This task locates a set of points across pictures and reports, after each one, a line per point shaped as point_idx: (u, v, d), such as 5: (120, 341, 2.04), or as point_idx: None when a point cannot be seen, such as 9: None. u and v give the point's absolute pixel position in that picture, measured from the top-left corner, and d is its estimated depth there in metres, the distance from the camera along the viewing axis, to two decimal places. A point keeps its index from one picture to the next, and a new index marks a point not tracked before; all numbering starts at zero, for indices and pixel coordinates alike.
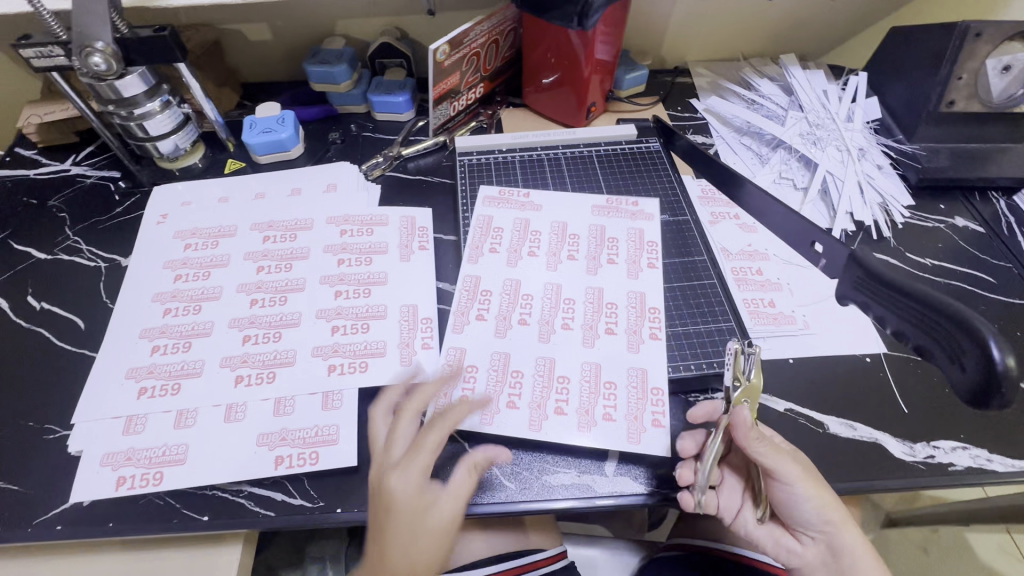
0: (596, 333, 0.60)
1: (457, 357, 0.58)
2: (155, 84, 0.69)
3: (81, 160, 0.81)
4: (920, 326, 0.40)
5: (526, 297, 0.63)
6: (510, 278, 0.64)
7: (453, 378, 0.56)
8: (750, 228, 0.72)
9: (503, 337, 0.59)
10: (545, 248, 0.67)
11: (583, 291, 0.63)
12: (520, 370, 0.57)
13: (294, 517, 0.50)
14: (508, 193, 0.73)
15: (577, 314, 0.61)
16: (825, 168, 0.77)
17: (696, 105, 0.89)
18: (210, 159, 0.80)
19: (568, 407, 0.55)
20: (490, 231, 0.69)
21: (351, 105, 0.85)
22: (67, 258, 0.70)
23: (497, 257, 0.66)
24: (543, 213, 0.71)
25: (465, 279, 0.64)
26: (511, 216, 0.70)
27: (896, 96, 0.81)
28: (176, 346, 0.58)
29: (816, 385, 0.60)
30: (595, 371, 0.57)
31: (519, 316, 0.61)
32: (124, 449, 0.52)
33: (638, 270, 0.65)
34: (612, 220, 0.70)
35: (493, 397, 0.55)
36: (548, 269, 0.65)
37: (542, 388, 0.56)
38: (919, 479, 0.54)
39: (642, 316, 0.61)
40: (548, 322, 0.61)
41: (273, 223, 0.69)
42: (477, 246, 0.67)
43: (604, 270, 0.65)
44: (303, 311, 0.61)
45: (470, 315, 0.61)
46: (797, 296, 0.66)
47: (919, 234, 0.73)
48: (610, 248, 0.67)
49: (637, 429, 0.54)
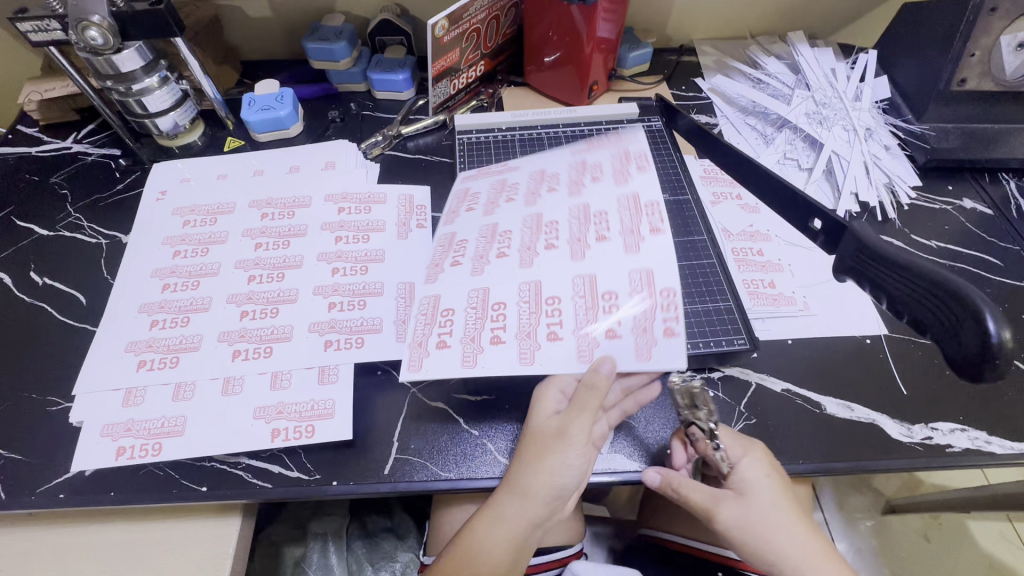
0: (587, 245, 0.55)
1: (431, 307, 0.52)
2: (153, 59, 0.69)
3: (83, 138, 0.81)
4: (919, 298, 0.39)
5: (503, 234, 0.57)
6: (485, 224, 0.58)
7: (430, 332, 0.51)
8: (752, 209, 0.71)
9: (482, 275, 0.54)
10: (521, 191, 0.61)
11: (567, 212, 0.58)
12: (504, 302, 0.52)
13: (292, 488, 0.51)
14: (487, 167, 0.67)
15: (561, 233, 0.56)
16: (830, 148, 0.76)
17: (701, 84, 0.87)
18: (210, 137, 0.80)
19: (562, 330, 0.50)
20: (462, 200, 0.62)
21: (351, 84, 0.84)
22: (69, 235, 0.70)
23: (472, 214, 0.60)
24: (520, 169, 0.64)
25: (439, 239, 0.59)
26: (487, 180, 0.64)
27: (906, 75, 0.79)
28: (174, 321, 0.58)
29: (816, 366, 0.59)
30: (589, 284, 0.52)
31: (497, 250, 0.56)
32: (124, 421, 0.53)
33: (625, 177, 0.60)
34: (594, 151, 0.64)
35: (476, 337, 0.50)
36: (525, 206, 0.59)
37: (530, 314, 0.51)
38: (915, 461, 0.53)
39: (639, 215, 0.56)
40: (530, 248, 0.56)
41: (272, 200, 0.69)
42: (453, 213, 0.61)
43: (589, 189, 0.60)
44: (300, 287, 0.61)
45: (444, 265, 0.56)
46: (799, 277, 0.65)
47: (926, 216, 0.72)
48: (591, 171, 0.62)
49: (647, 342, 0.49)
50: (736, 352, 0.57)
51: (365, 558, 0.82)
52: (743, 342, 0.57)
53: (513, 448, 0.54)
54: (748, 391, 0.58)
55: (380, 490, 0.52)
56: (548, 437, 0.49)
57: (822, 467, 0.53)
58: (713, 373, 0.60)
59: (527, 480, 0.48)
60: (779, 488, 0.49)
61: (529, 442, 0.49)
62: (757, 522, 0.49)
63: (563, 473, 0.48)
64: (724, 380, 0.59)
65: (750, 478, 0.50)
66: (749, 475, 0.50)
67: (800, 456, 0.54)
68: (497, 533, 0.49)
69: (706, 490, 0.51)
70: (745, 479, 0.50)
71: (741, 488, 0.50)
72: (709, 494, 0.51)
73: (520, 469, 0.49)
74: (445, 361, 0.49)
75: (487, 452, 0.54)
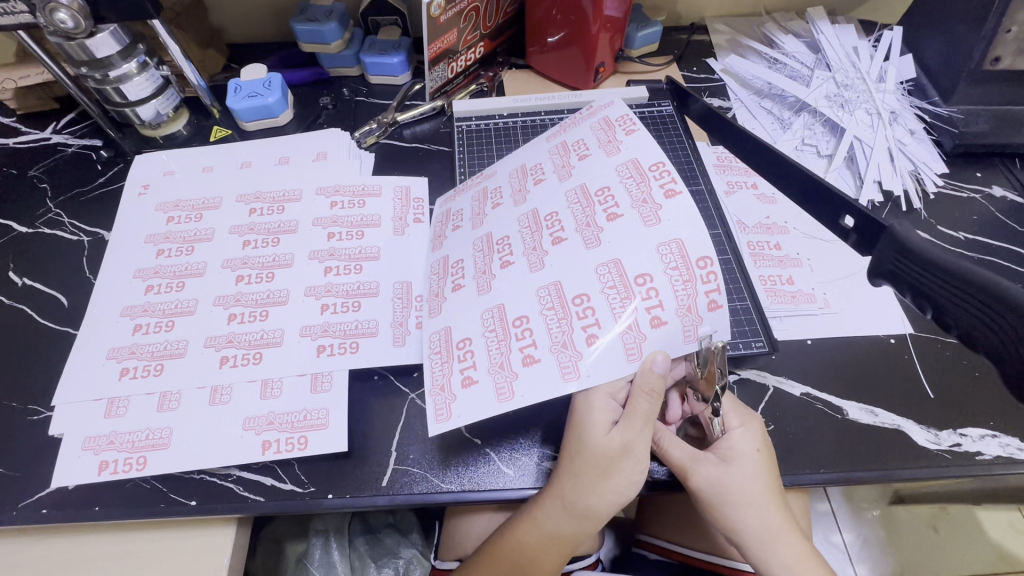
0: (597, 228, 0.48)
1: (445, 339, 0.50)
2: (129, 43, 0.64)
3: (62, 129, 0.77)
4: (969, 311, 0.37)
5: (501, 242, 0.52)
6: (478, 238, 0.54)
7: (450, 368, 0.48)
8: (770, 200, 0.67)
9: (489, 292, 0.50)
10: (508, 193, 0.56)
11: (563, 199, 0.51)
12: (525, 315, 0.48)
13: (284, 502, 0.49)
14: (463, 185, 0.62)
15: (565, 222, 0.50)
16: (852, 133, 0.71)
17: (714, 65, 0.82)
18: (195, 126, 0.76)
19: (600, 331, 0.45)
20: (447, 221, 0.60)
21: (343, 68, 0.79)
22: (49, 232, 0.67)
23: (461, 231, 0.57)
24: (498, 174, 0.59)
25: (433, 265, 0.57)
26: (466, 196, 0.60)
27: (934, 53, 0.74)
28: (158, 325, 0.55)
29: (837, 369, 0.56)
30: (617, 270, 0.46)
31: (499, 261, 0.51)
32: (106, 433, 0.50)
33: (617, 147, 0.51)
34: (572, 130, 0.56)
35: (505, 364, 0.47)
36: (516, 207, 0.54)
37: (559, 323, 0.46)
38: (943, 469, 0.51)
39: (645, 180, 0.48)
40: (536, 247, 0.50)
41: (260, 195, 0.65)
42: (439, 235, 0.59)
43: (580, 168, 0.52)
44: (291, 288, 0.58)
45: (445, 292, 0.53)
46: (819, 273, 0.62)
47: (953, 206, 0.68)
48: (576, 148, 0.54)
49: (693, 322, 0.45)
50: (753, 355, 0.54)
51: (366, 552, 0.78)
52: (761, 345, 0.54)
53: (517, 456, 0.52)
54: (765, 396, 0.55)
55: (377, 504, 0.49)
56: (612, 457, 0.46)
57: (844, 477, 0.50)
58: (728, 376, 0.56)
59: (589, 500, 0.47)
60: (764, 465, 0.48)
61: (589, 461, 0.46)
62: (732, 491, 0.48)
63: (626, 489, 0.47)
64: (739, 383, 0.56)
65: (739, 449, 0.48)
66: (738, 444, 0.49)
67: (819, 465, 0.51)
68: (545, 548, 0.49)
69: (688, 449, 0.49)
70: (733, 448, 0.49)
71: (726, 455, 0.49)
72: (689, 452, 0.49)
73: (578, 488, 0.47)
74: (474, 399, 0.46)
75: (491, 461, 0.51)
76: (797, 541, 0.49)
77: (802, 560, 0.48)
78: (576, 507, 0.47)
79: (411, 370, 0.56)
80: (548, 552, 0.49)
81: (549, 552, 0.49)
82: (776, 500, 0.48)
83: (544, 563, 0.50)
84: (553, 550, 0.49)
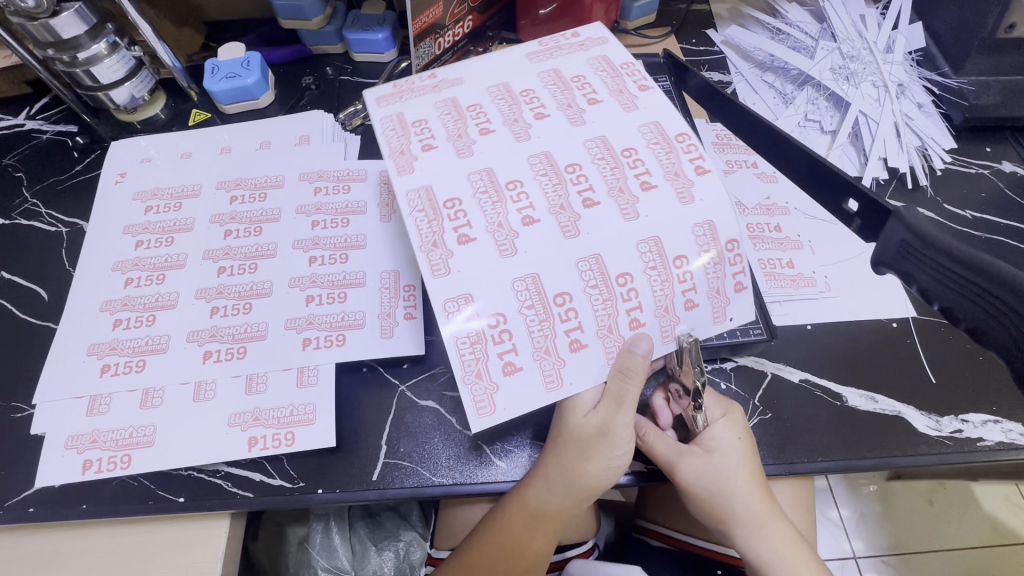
0: (631, 197, 0.43)
1: (466, 308, 0.41)
2: (96, 22, 0.61)
3: (35, 114, 0.73)
4: (978, 305, 0.35)
5: (512, 186, 0.44)
6: (475, 172, 0.44)
7: (481, 355, 0.41)
8: (770, 179, 0.65)
9: (513, 253, 0.42)
10: (499, 118, 0.47)
11: (582, 149, 0.45)
12: (567, 292, 0.42)
13: (273, 497, 0.48)
14: (404, 84, 0.51)
15: (592, 180, 0.44)
16: (857, 108, 0.69)
17: (713, 36, 0.78)
18: (173, 110, 0.73)
19: (643, 315, 0.43)
20: (408, 129, 0.47)
21: (326, 45, 0.76)
22: (25, 223, 0.65)
23: (440, 154, 0.45)
24: (466, 84, 0.50)
25: (411, 199, 0.43)
26: (428, 102, 0.48)
27: (946, 21, 0.70)
28: (139, 320, 0.54)
29: (838, 355, 0.55)
30: (658, 250, 0.43)
31: (517, 214, 0.43)
32: (89, 431, 0.49)
33: (633, 101, 0.47)
34: (563, 59, 0.51)
35: (551, 349, 0.42)
36: (518, 142, 0.45)
37: (603, 306, 0.42)
38: (943, 455, 0.50)
39: (672, 151, 0.45)
40: (563, 206, 0.43)
41: (241, 181, 0.63)
42: (402, 152, 0.45)
43: (593, 114, 0.47)
44: (275, 279, 0.56)
45: (449, 243, 0.42)
46: (819, 255, 0.60)
47: (961, 183, 0.66)
48: (580, 86, 0.49)
49: (721, 303, 0.45)
50: (751, 343, 0.52)
51: (367, 536, 0.72)
52: (758, 333, 0.52)
53: (510, 450, 0.51)
54: (763, 384, 0.53)
55: (369, 498, 0.48)
56: (590, 438, 0.46)
57: (843, 465, 0.49)
58: (725, 363, 0.55)
59: (577, 487, 0.47)
60: (746, 452, 0.48)
61: (571, 443, 0.46)
62: (720, 481, 0.47)
63: (606, 474, 0.47)
64: (736, 372, 0.54)
65: (720, 438, 0.48)
66: (730, 437, 0.48)
67: (817, 454, 0.50)
68: (535, 535, 0.49)
69: (672, 443, 0.49)
70: (732, 433, 0.48)
71: (708, 446, 0.48)
72: (673, 447, 0.48)
73: (565, 472, 0.47)
74: (521, 387, 0.42)
75: (483, 454, 0.51)
76: (787, 528, 0.49)
77: (791, 550, 0.48)
78: (572, 496, 0.47)
79: (400, 362, 0.55)
80: (537, 537, 0.49)
81: (535, 539, 0.49)
82: (766, 491, 0.48)
83: (533, 551, 0.50)
84: (542, 536, 0.49)
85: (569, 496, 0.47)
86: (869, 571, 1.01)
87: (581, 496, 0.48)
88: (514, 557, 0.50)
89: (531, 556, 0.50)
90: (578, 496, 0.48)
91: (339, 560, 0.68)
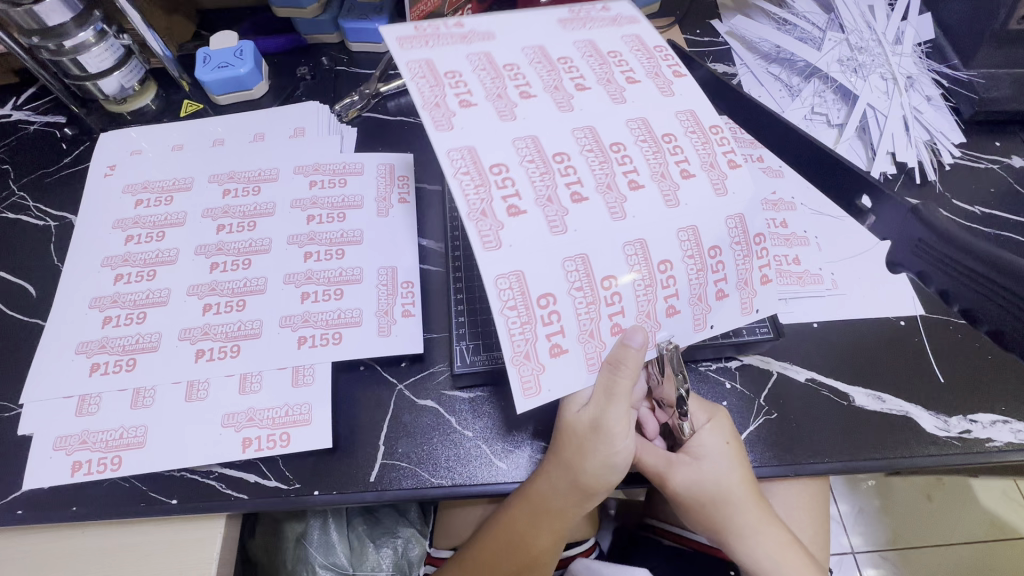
0: (673, 182, 0.42)
1: (518, 286, 0.38)
2: (83, 10, 0.60)
3: (22, 104, 0.71)
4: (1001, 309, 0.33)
5: (559, 159, 0.42)
6: (520, 139, 0.42)
7: (530, 336, 0.39)
8: (776, 173, 0.63)
9: (563, 232, 0.40)
10: (539, 83, 0.45)
11: (626, 130, 0.44)
12: (613, 274, 0.40)
13: (268, 500, 0.47)
14: (427, 26, 0.47)
15: (637, 163, 0.42)
16: (866, 101, 0.67)
17: (718, 27, 0.76)
18: (164, 100, 0.71)
19: (680, 302, 0.42)
20: (439, 80, 0.43)
21: (321, 34, 0.74)
22: (12, 217, 0.63)
23: (480, 112, 0.42)
24: (499, 41, 0.47)
25: (453, 158, 0.40)
26: (459, 53, 0.45)
27: (955, 12, 0.69)
28: (130, 318, 0.53)
29: (847, 352, 0.54)
30: (696, 239, 0.42)
31: (566, 189, 0.41)
32: (78, 432, 0.48)
33: (669, 87, 0.46)
34: (597, 31, 0.49)
35: (594, 332, 0.41)
36: (561, 112, 0.44)
37: (645, 291, 0.41)
38: (953, 456, 0.49)
39: (709, 143, 0.44)
40: (610, 185, 0.41)
41: (234, 174, 0.61)
42: (437, 105, 0.42)
43: (632, 94, 0.45)
44: (269, 276, 0.55)
45: (498, 213, 0.39)
46: (826, 252, 0.59)
47: (970, 178, 0.64)
48: (618, 63, 0.47)
49: (748, 294, 0.44)
50: (757, 341, 0.51)
51: (365, 533, 0.70)
52: (762, 332, 0.51)
53: (511, 449, 0.50)
54: (768, 383, 0.52)
55: (366, 500, 0.47)
56: (584, 434, 0.44)
57: (854, 465, 0.48)
58: (730, 362, 0.54)
59: (578, 484, 0.46)
60: (734, 455, 0.46)
61: (566, 439, 0.45)
62: (708, 488, 0.46)
63: (606, 471, 0.46)
64: (742, 371, 0.53)
65: (708, 446, 0.46)
66: (715, 438, 0.47)
67: (824, 454, 0.49)
68: (546, 533, 0.48)
69: (661, 453, 0.48)
70: (719, 440, 0.47)
71: (696, 453, 0.46)
72: (663, 457, 0.48)
73: (561, 466, 0.46)
74: (568, 370, 0.40)
75: (483, 454, 0.49)
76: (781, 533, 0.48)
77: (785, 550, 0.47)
78: (571, 492, 0.46)
79: (398, 360, 0.53)
80: (539, 534, 0.48)
81: (541, 536, 0.49)
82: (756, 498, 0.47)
83: (541, 548, 0.49)
84: (548, 533, 0.48)
85: (572, 493, 0.46)
86: (867, 567, 1.00)
87: (589, 493, 0.47)
88: (518, 554, 0.50)
89: (538, 552, 0.50)
90: (584, 493, 0.47)
91: (337, 557, 0.66)
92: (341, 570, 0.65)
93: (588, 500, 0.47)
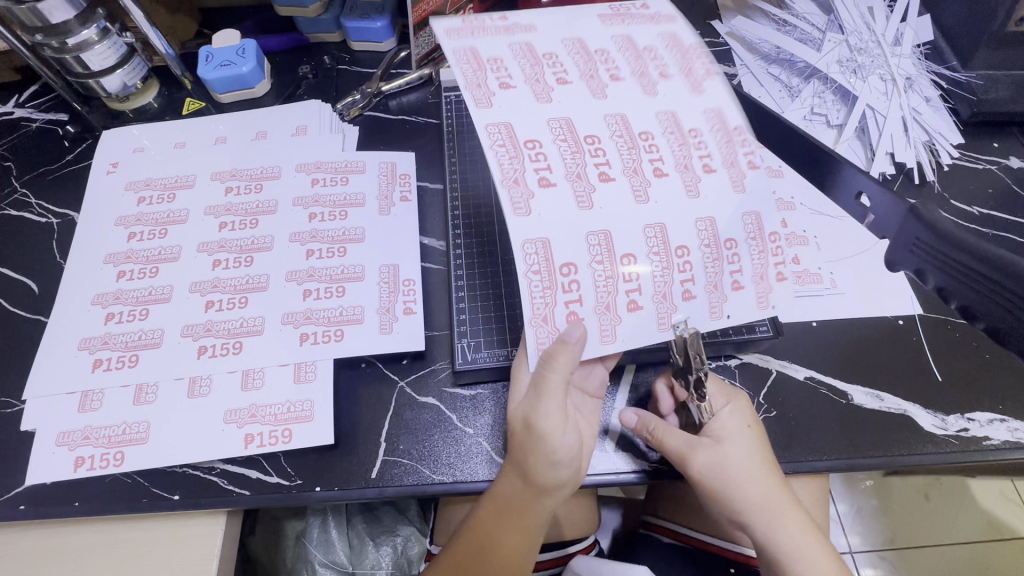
0: (694, 175, 0.43)
1: (543, 252, 0.39)
2: (87, 8, 0.60)
3: (25, 102, 0.71)
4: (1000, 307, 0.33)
5: (591, 140, 0.43)
6: (554, 119, 0.43)
7: (546, 301, 0.40)
8: (777, 173, 0.64)
9: (592, 208, 0.41)
10: (576, 72, 0.45)
11: (655, 120, 0.44)
12: (633, 253, 0.41)
13: (269, 495, 0.47)
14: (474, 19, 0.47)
15: (663, 152, 0.43)
16: (864, 101, 0.67)
17: (719, 28, 0.77)
18: (166, 98, 0.71)
19: (695, 287, 0.42)
20: (483, 64, 0.44)
21: (322, 34, 0.74)
22: (15, 214, 0.63)
23: (517, 94, 0.43)
24: (540, 32, 0.47)
25: (490, 132, 0.41)
26: (501, 41, 0.46)
27: (953, 14, 0.69)
28: (132, 314, 0.53)
29: (846, 352, 0.54)
30: (712, 230, 0.42)
31: (595, 168, 0.42)
32: (81, 428, 0.48)
33: (699, 83, 0.46)
34: (636, 26, 0.48)
35: (611, 305, 0.41)
36: (596, 99, 0.44)
37: (662, 272, 0.41)
38: (951, 455, 0.49)
39: (731, 141, 0.44)
40: (637, 169, 0.42)
41: (237, 172, 0.62)
42: (478, 85, 0.43)
43: (665, 88, 0.45)
44: (271, 273, 0.55)
45: (530, 183, 0.40)
46: (825, 251, 0.59)
47: (968, 178, 0.65)
48: (651, 57, 0.47)
49: (765, 289, 0.43)
50: (758, 340, 0.51)
51: (365, 531, 0.70)
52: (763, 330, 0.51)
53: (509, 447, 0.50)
54: (768, 380, 0.53)
55: (365, 496, 0.47)
56: (521, 426, 0.45)
57: (852, 464, 0.49)
58: (730, 360, 0.54)
59: (527, 478, 0.45)
60: (756, 438, 0.47)
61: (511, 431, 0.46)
62: (722, 473, 0.47)
63: (553, 467, 0.45)
64: (741, 369, 0.54)
65: (729, 427, 0.47)
66: (728, 421, 0.48)
67: (821, 453, 0.49)
68: (509, 529, 0.47)
69: (684, 435, 0.47)
70: (726, 425, 0.48)
71: (718, 434, 0.47)
72: (685, 439, 0.47)
73: (513, 461, 0.46)
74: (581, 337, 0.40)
75: (484, 451, 0.50)
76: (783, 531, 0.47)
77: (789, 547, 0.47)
78: (524, 486, 0.45)
79: (400, 357, 0.54)
80: (500, 529, 0.47)
81: (504, 531, 0.47)
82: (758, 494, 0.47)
83: (507, 546, 0.48)
84: (510, 529, 0.47)
85: (527, 489, 0.46)
86: (865, 566, 1.01)
87: (540, 489, 0.46)
88: (486, 552, 0.48)
89: (506, 549, 0.48)
90: (539, 490, 0.46)
91: (336, 555, 0.66)
92: (341, 568, 0.66)
93: (544, 496, 0.46)
